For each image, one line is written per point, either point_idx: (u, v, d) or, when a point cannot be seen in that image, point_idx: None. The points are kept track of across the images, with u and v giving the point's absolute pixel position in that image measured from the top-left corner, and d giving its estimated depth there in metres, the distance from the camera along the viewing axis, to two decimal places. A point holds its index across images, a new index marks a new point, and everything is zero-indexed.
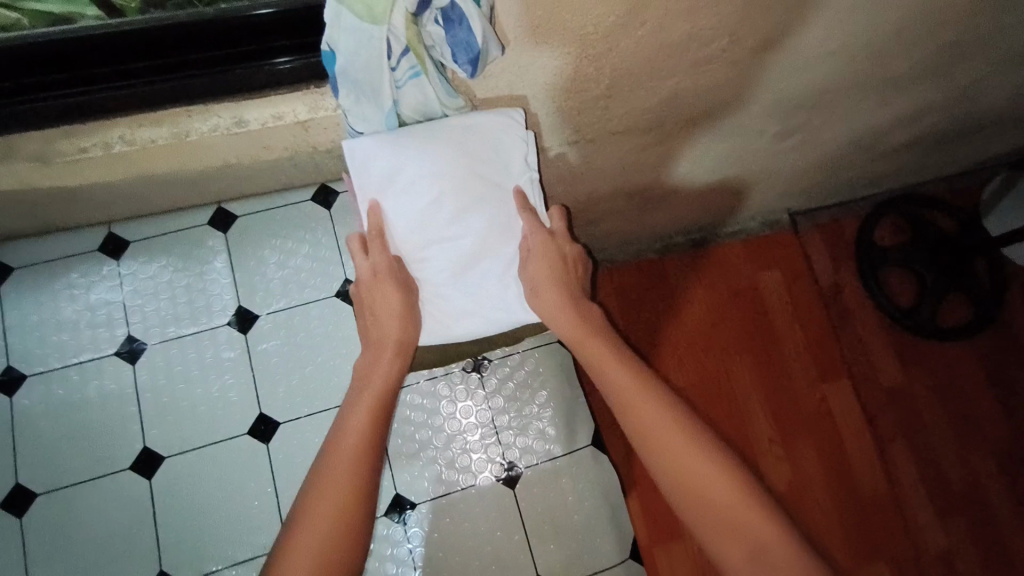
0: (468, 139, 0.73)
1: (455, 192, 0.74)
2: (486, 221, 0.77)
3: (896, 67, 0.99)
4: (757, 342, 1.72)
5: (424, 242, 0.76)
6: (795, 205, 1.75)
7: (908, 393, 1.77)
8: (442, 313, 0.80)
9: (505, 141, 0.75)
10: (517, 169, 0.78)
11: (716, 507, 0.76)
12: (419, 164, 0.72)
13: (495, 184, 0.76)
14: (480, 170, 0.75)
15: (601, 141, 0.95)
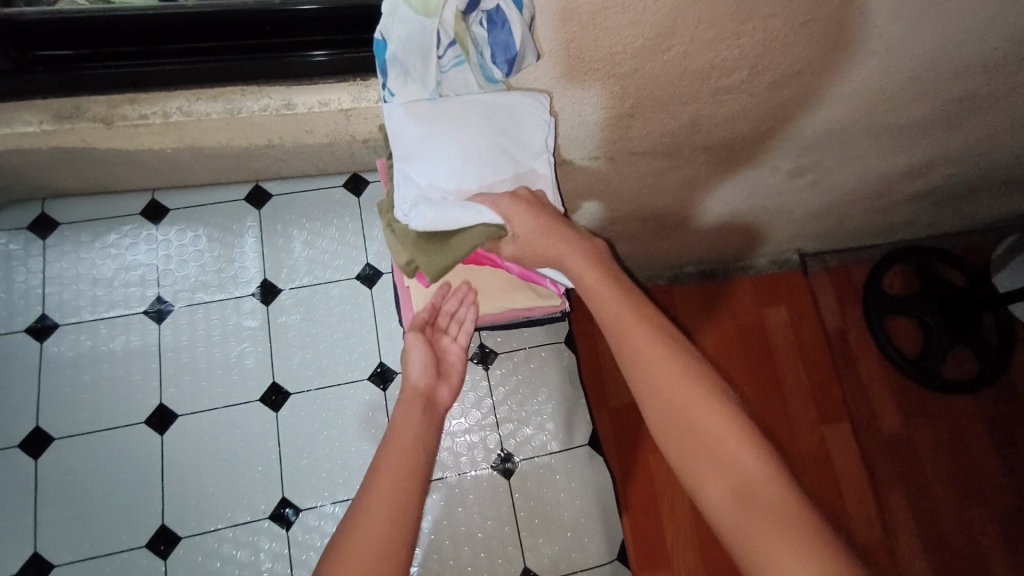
0: (493, 113, 0.74)
1: (478, 150, 0.73)
2: (506, 175, 0.75)
3: (909, 115, 1.03)
4: (759, 377, 1.73)
5: (438, 182, 0.73)
6: (806, 246, 1.79)
7: (909, 443, 1.76)
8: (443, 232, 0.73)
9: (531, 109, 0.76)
10: (537, 148, 0.78)
11: (708, 439, 0.64)
12: (447, 108, 0.72)
13: (519, 141, 0.76)
14: (505, 132, 0.74)
15: (623, 160, 1.00)
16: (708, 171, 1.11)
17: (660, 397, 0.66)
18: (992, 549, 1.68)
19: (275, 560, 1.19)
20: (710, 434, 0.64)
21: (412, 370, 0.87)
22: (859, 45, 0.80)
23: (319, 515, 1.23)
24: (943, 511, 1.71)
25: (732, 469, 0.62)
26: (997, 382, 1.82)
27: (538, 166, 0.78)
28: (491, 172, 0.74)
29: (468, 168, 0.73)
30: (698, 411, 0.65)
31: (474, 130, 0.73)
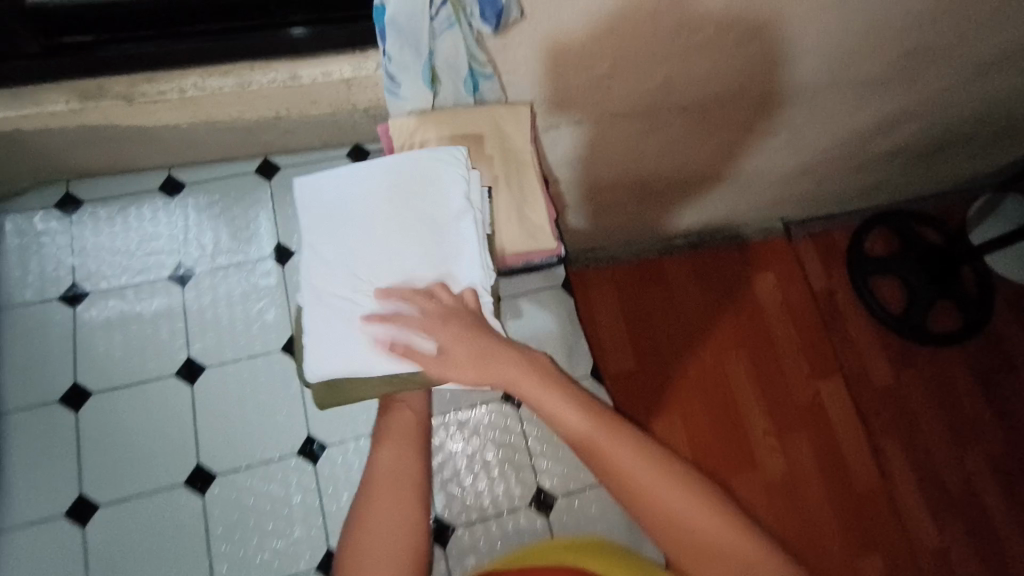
0: (406, 179, 0.82)
1: (386, 223, 0.81)
2: (415, 249, 0.80)
3: (867, 69, 1.11)
4: (751, 339, 1.80)
5: (347, 263, 0.79)
6: (787, 214, 1.88)
7: (901, 393, 1.83)
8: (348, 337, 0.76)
9: (445, 173, 0.81)
10: (457, 206, 0.81)
11: (686, 524, 0.73)
12: (358, 200, 0.82)
13: (429, 224, 0.80)
14: (415, 199, 0.81)
15: (608, 121, 1.07)
16: (687, 132, 1.18)
17: (638, 497, 0.74)
18: (986, 489, 1.76)
19: (305, 494, 1.25)
20: (706, 532, 0.73)
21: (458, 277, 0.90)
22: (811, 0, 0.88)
23: (342, 451, 1.28)
24: (936, 454, 1.78)
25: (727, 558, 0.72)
26: (981, 331, 1.89)
27: (460, 225, 0.81)
28: (395, 270, 0.79)
29: (376, 246, 0.80)
30: (687, 512, 0.73)
31: (381, 224, 0.81)
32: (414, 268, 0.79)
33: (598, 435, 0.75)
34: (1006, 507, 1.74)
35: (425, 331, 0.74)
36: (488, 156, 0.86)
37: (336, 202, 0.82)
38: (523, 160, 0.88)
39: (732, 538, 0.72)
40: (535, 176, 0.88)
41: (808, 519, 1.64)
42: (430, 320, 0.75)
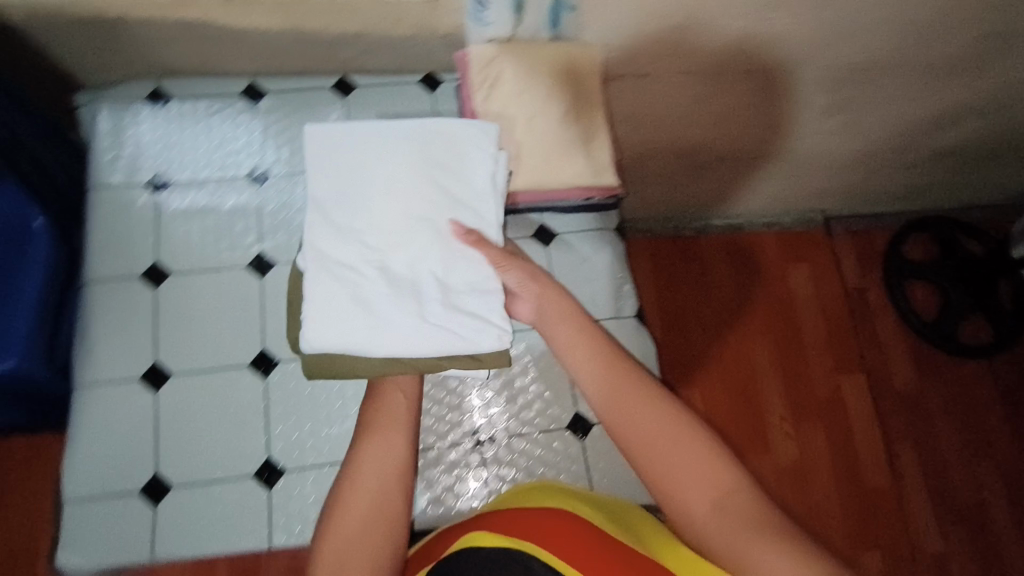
0: (434, 152, 0.82)
1: (407, 194, 0.80)
2: (433, 225, 0.79)
3: (936, 52, 1.11)
4: (779, 327, 1.80)
5: (364, 229, 0.78)
6: (830, 207, 1.86)
7: (921, 400, 1.82)
8: (355, 306, 0.75)
9: (473, 156, 0.82)
10: (479, 190, 0.81)
11: (682, 461, 0.68)
12: (381, 166, 0.81)
13: (447, 206, 0.80)
14: (440, 174, 0.81)
15: (671, 79, 1.08)
16: (747, 99, 1.18)
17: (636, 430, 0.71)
18: (994, 503, 1.75)
19: None
20: (693, 456, 0.68)
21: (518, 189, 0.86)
22: None
23: None
24: (948, 462, 1.77)
25: (716, 488, 0.66)
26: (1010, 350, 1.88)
27: (480, 208, 0.81)
28: (408, 249, 0.78)
29: (395, 217, 0.79)
30: (685, 451, 0.69)
31: (400, 199, 0.79)
32: (428, 250, 0.79)
33: (602, 358, 0.76)
34: (1012, 523, 1.74)
35: (434, 316, 0.76)
36: (558, 90, 0.86)
37: (355, 168, 0.80)
38: (590, 99, 0.88)
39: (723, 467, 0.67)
40: (601, 117, 0.88)
41: (814, 508, 1.64)
42: (442, 302, 0.77)
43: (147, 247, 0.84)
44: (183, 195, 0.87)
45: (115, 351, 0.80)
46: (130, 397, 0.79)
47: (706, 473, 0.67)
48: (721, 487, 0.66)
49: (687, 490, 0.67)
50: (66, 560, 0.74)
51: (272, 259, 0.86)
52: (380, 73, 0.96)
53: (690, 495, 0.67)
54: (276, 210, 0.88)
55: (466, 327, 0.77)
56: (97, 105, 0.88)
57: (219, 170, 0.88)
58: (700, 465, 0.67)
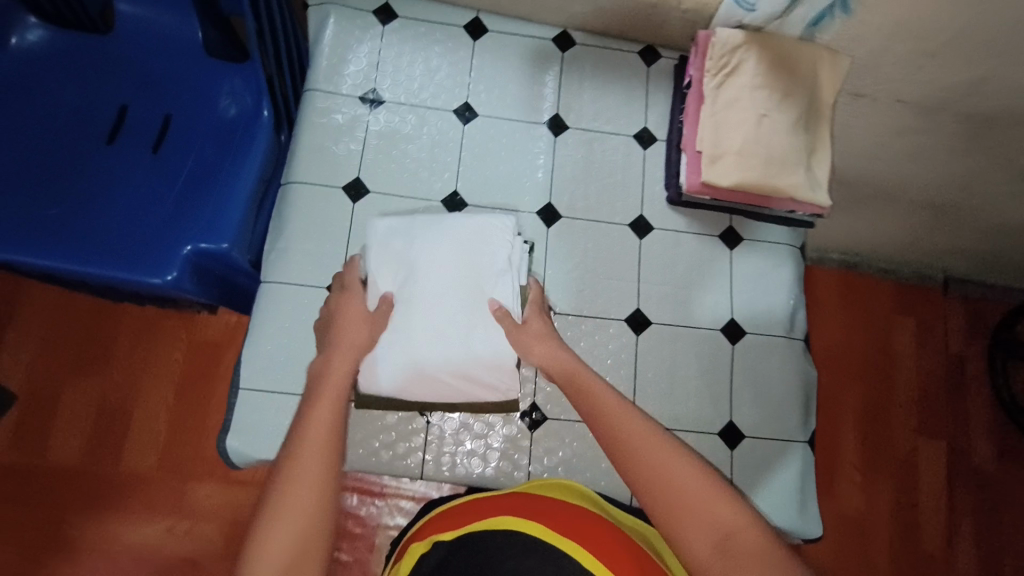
0: (473, 231, 0.76)
1: (444, 274, 0.74)
2: (462, 303, 0.74)
3: None
4: (870, 377, 1.74)
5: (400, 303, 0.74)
6: (956, 268, 1.77)
7: (999, 484, 1.74)
8: (390, 372, 0.73)
9: (495, 240, 0.76)
10: (502, 270, 0.75)
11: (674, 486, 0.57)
12: (424, 239, 0.76)
13: (478, 285, 0.74)
14: (473, 253, 0.75)
15: (883, 104, 1.02)
16: (951, 144, 1.09)
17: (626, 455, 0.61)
18: None
19: None
20: (681, 497, 0.57)
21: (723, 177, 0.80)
22: None
23: None
24: (1012, 554, 1.69)
25: (715, 528, 0.55)
26: None
27: (501, 283, 0.75)
28: (439, 326, 0.73)
29: (432, 292, 0.74)
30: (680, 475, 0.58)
31: (436, 278, 0.74)
32: (455, 326, 0.73)
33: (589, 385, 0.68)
34: None
35: (450, 382, 0.73)
36: (791, 97, 0.82)
37: (400, 243, 0.76)
38: (821, 110, 0.84)
39: (716, 503, 0.56)
40: (827, 131, 0.84)
41: (863, 559, 1.62)
42: (457, 375, 0.73)
43: (352, 159, 0.84)
44: (391, 116, 0.86)
45: (308, 254, 0.80)
46: (313, 302, 0.79)
47: (701, 513, 0.56)
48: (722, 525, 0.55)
49: (689, 535, 0.55)
50: (233, 447, 0.76)
51: (466, 198, 0.85)
52: (602, 36, 0.93)
53: (693, 542, 0.55)
54: (476, 151, 0.87)
55: (477, 391, 0.74)
56: (326, 9, 0.88)
57: (430, 99, 0.88)
58: (690, 508, 0.56)
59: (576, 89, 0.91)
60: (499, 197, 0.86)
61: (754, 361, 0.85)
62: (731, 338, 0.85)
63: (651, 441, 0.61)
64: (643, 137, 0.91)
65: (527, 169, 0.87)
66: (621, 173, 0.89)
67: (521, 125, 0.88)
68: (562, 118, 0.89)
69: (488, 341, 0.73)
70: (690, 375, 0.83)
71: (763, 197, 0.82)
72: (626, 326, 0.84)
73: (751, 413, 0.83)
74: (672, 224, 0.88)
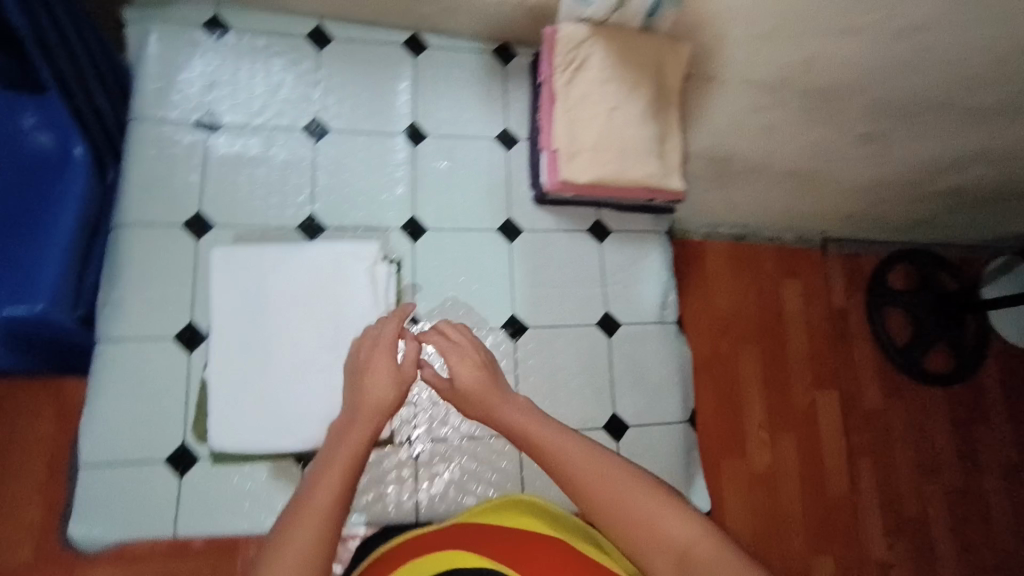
0: (323, 265, 0.70)
1: (300, 312, 0.69)
2: (323, 344, 0.69)
3: (981, 97, 1.10)
4: (767, 339, 1.75)
5: (253, 346, 0.68)
6: (832, 227, 1.79)
7: (885, 419, 1.84)
8: (247, 420, 0.67)
9: (353, 273, 0.71)
10: (365, 303, 0.71)
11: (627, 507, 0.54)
12: (273, 274, 0.69)
13: (339, 323, 0.70)
14: (330, 291, 0.70)
15: (734, 86, 1.05)
16: (799, 118, 1.14)
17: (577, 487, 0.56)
18: (936, 522, 1.80)
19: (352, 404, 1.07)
20: (625, 512, 0.53)
21: (579, 174, 0.81)
22: None
23: None
24: (901, 485, 1.80)
25: (661, 543, 0.52)
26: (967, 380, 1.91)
27: (365, 317, 0.71)
28: (302, 371, 0.68)
29: (289, 331, 0.69)
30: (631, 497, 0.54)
31: (291, 319, 0.69)
32: (319, 365, 0.69)
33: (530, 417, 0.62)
34: (949, 544, 1.79)
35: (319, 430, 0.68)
36: (638, 84, 0.83)
37: (248, 280, 0.69)
38: (669, 97, 0.86)
39: (661, 516, 0.53)
40: (676, 120, 0.86)
41: (779, 511, 1.64)
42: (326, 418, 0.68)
43: (192, 192, 0.77)
44: (233, 141, 0.79)
45: (151, 303, 0.73)
46: (160, 355, 0.72)
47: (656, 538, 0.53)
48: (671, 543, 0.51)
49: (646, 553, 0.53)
50: (79, 534, 0.68)
51: (323, 222, 0.81)
52: (454, 37, 0.89)
53: (646, 561, 0.53)
54: (332, 169, 0.82)
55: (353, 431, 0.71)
56: (146, 25, 0.79)
57: (273, 119, 0.81)
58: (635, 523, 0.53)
59: (433, 94, 0.88)
60: (360, 217, 0.82)
61: (631, 349, 0.87)
62: (607, 332, 0.86)
63: (583, 458, 0.57)
64: (505, 139, 0.89)
65: (385, 183, 0.83)
66: (487, 177, 0.87)
67: (377, 138, 0.84)
68: (419, 127, 0.86)
69: None
70: (569, 373, 0.84)
71: (624, 189, 0.84)
72: (502, 335, 0.83)
73: (632, 402, 0.85)
74: (540, 224, 0.88)
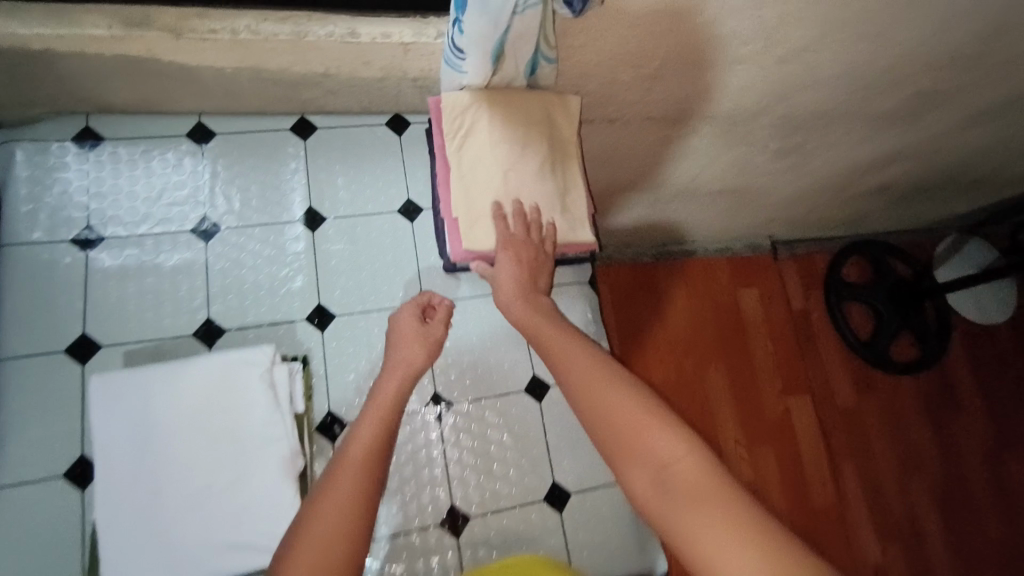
0: (214, 379, 0.66)
1: (193, 432, 0.65)
2: (223, 464, 0.65)
3: (881, 104, 1.10)
4: (733, 354, 1.68)
5: (144, 478, 0.63)
6: (779, 232, 1.77)
7: (857, 416, 1.81)
8: (143, 563, 0.61)
9: (248, 383, 0.67)
10: (265, 412, 0.67)
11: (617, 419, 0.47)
12: (156, 397, 0.64)
13: (240, 438, 0.66)
14: (224, 405, 0.66)
15: (636, 125, 1.05)
16: (710, 144, 1.14)
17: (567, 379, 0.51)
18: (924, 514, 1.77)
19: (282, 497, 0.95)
20: (611, 420, 0.47)
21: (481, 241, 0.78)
22: (842, 33, 0.86)
23: None
24: (884, 481, 1.77)
25: (644, 456, 0.46)
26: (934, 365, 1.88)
27: (267, 426, 0.67)
28: (203, 497, 0.64)
29: (183, 455, 0.64)
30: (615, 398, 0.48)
31: (183, 442, 0.64)
32: (222, 488, 0.64)
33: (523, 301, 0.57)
34: (940, 535, 1.76)
35: (225, 560, 0.63)
36: (533, 140, 0.81)
37: (130, 409, 0.63)
38: (567, 149, 0.85)
39: (649, 429, 0.46)
40: (578, 167, 0.85)
41: None
42: (233, 547, 0.63)
43: (74, 315, 0.73)
44: (116, 254, 0.76)
45: (33, 440, 0.68)
46: (48, 498, 0.67)
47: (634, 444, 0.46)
48: (653, 457, 0.45)
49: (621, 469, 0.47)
50: None
51: (222, 325, 0.77)
52: (341, 115, 0.88)
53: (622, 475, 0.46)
54: (226, 268, 0.79)
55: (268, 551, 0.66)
56: (10, 147, 0.76)
57: (157, 226, 0.78)
58: (626, 432, 0.46)
59: (326, 175, 0.86)
60: (263, 313, 0.79)
61: (564, 411, 0.85)
62: (536, 398, 0.85)
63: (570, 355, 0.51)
64: (408, 211, 0.88)
65: (286, 275, 0.81)
66: (393, 253, 0.86)
67: (272, 228, 0.82)
68: (316, 211, 0.84)
69: (265, 497, 0.65)
70: (505, 448, 0.82)
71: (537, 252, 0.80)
72: (429, 415, 0.81)
73: (572, 469, 0.83)
74: (455, 293, 0.86)
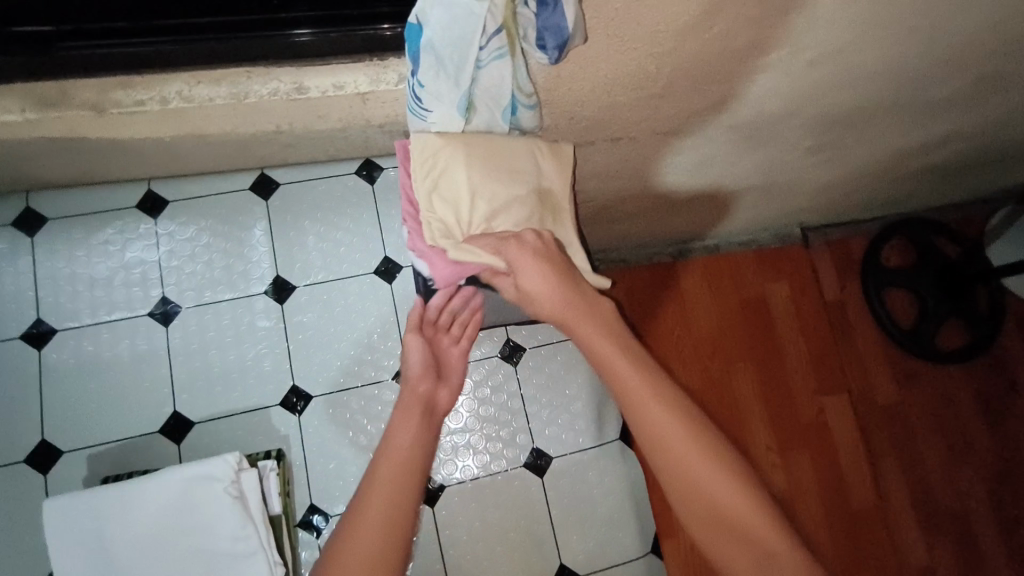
0: (174, 495, 0.60)
1: (157, 555, 0.59)
2: None
3: (936, 93, 0.87)
4: (761, 349, 1.34)
5: None
6: (810, 216, 1.35)
7: (910, 427, 1.37)
8: None
9: (210, 498, 0.61)
10: (232, 529, 0.61)
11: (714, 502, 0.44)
12: (115, 518, 0.59)
13: (206, 559, 0.60)
14: (188, 522, 0.60)
15: (646, 141, 0.86)
16: (733, 155, 0.95)
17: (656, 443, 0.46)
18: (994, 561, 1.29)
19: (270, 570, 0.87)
20: (709, 501, 0.44)
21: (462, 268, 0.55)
22: (891, 28, 0.68)
23: None
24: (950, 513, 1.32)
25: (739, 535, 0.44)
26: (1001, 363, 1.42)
27: (235, 544, 0.60)
28: None
29: None
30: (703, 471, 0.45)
31: (146, 567, 0.59)
32: None
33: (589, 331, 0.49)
34: None
35: None
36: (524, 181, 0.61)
37: (88, 534, 0.59)
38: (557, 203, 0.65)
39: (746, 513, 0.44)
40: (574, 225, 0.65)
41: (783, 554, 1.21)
42: None
43: (32, 418, 0.69)
44: (73, 348, 0.71)
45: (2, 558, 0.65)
46: None
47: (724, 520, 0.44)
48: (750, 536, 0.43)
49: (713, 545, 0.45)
50: None
51: (191, 418, 0.71)
52: (307, 168, 0.79)
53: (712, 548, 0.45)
54: (191, 353, 0.73)
55: None
56: None
57: (113, 313, 0.72)
58: (718, 513, 0.44)
59: (295, 238, 0.78)
60: (234, 401, 0.72)
61: (570, 486, 0.78)
62: (538, 472, 0.78)
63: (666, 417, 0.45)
64: (387, 272, 0.79)
65: (255, 356, 0.74)
66: (374, 320, 0.77)
67: (238, 302, 0.75)
68: (285, 279, 0.76)
69: None
70: (505, 529, 0.75)
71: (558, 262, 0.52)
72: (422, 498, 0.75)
73: (581, 549, 0.77)
74: None
